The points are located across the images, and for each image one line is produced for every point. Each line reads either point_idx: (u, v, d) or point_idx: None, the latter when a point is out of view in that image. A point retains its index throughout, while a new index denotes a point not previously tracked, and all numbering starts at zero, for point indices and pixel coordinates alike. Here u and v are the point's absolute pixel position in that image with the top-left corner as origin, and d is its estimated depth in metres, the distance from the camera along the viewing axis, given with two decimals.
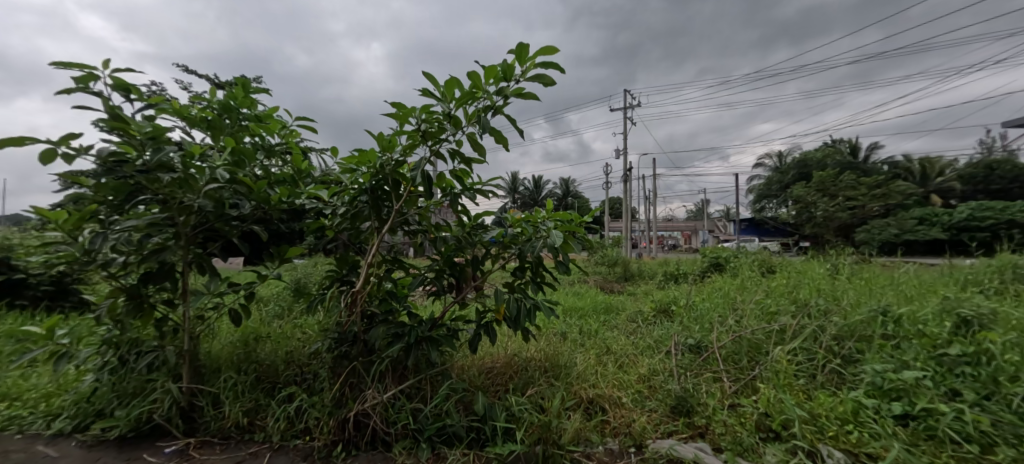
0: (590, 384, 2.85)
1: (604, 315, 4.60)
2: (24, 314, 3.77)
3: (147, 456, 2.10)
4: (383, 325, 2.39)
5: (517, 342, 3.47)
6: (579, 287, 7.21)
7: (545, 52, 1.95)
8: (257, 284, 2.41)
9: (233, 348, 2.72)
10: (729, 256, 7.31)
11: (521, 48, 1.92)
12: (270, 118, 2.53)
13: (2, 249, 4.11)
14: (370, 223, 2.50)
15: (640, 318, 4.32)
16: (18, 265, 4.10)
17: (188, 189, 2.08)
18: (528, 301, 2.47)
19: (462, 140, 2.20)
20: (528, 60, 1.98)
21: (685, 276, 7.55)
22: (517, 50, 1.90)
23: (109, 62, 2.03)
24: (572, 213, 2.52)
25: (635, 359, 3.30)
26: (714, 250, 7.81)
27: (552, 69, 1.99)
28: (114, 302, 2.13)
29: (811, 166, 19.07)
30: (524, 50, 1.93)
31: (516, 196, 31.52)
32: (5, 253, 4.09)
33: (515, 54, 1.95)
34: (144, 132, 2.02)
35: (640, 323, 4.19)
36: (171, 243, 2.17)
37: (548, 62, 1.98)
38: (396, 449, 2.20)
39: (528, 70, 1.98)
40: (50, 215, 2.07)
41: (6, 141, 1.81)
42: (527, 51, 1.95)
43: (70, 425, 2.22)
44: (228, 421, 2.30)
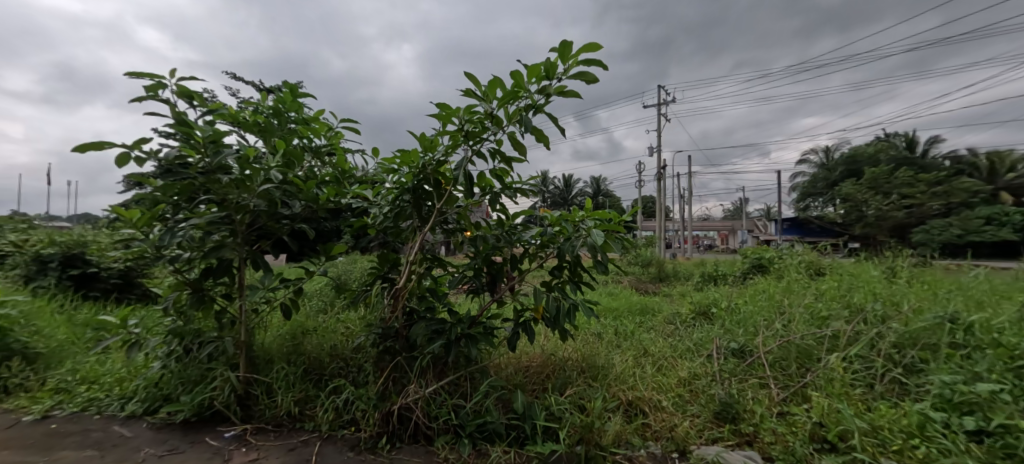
0: (629, 387, 2.81)
1: (640, 316, 4.52)
2: (96, 305, 4.06)
3: (209, 440, 2.23)
4: (423, 322, 2.47)
5: (553, 341, 3.47)
6: (611, 288, 7.11)
7: (587, 50, 2.05)
8: (306, 280, 2.51)
9: (282, 340, 2.84)
10: (771, 257, 6.98)
11: (564, 46, 2.03)
12: (317, 121, 2.64)
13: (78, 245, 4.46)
14: (411, 222, 2.57)
15: (678, 320, 4.21)
16: (91, 259, 4.42)
17: (244, 190, 2.20)
18: (566, 302, 2.55)
19: (502, 139, 2.33)
20: (571, 58, 2.09)
21: (723, 277, 7.30)
22: (561, 47, 2.02)
23: (174, 71, 2.17)
24: (610, 212, 2.62)
25: (674, 362, 3.20)
26: (756, 251, 7.51)
27: (594, 65, 2.08)
28: (179, 295, 2.28)
29: (862, 163, 17.91)
30: (567, 49, 2.06)
31: (548, 196, 31.38)
32: (80, 248, 4.43)
33: (558, 53, 2.08)
34: (206, 137, 2.18)
35: (677, 325, 4.09)
36: (228, 240, 2.30)
37: (590, 59, 2.08)
38: (438, 443, 2.27)
39: (569, 68, 2.11)
40: (125, 214, 2.23)
41: (87, 145, 1.97)
42: (569, 50, 2.06)
43: (141, 408, 2.37)
44: (281, 410, 2.40)
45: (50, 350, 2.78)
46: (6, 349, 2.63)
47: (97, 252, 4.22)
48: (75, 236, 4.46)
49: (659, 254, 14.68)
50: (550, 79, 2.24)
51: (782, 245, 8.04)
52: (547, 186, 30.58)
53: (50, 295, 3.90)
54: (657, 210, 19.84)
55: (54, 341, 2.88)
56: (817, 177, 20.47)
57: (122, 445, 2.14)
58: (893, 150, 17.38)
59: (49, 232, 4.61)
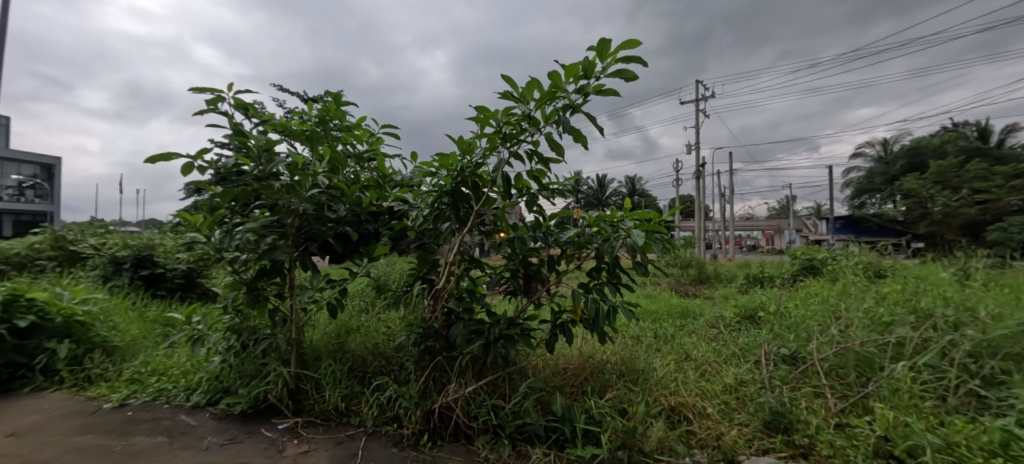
0: (671, 392, 2.73)
1: (681, 319, 4.37)
2: (163, 303, 4.37)
3: (264, 431, 2.36)
4: (462, 322, 2.51)
5: (590, 343, 3.43)
6: (649, 290, 6.93)
7: (625, 47, 2.10)
8: (350, 281, 2.61)
9: (328, 338, 2.96)
10: (824, 258, 6.56)
11: (603, 43, 2.10)
12: (360, 128, 2.72)
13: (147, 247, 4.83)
14: (450, 224, 2.62)
15: (722, 324, 4.05)
16: (158, 260, 4.78)
17: (293, 194, 2.34)
18: (606, 304, 2.57)
19: (539, 140, 2.39)
20: (609, 55, 2.15)
21: (771, 279, 6.95)
22: (599, 45, 2.09)
23: (232, 85, 2.32)
24: (649, 213, 2.62)
25: (719, 367, 3.09)
26: (807, 251, 7.11)
27: (632, 62, 2.14)
28: (237, 295, 2.43)
29: (926, 155, 16.46)
30: (605, 47, 2.12)
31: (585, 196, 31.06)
32: (149, 251, 4.80)
33: (596, 51, 2.14)
34: (260, 146, 2.32)
35: (721, 328, 3.93)
36: (280, 243, 2.43)
37: (628, 57, 2.15)
38: (478, 443, 2.31)
39: (608, 65, 2.16)
40: (189, 219, 2.41)
41: (158, 156, 2.16)
42: (607, 47, 2.13)
43: (204, 399, 2.53)
44: (329, 404, 2.50)
45: (125, 344, 3.02)
46: (89, 342, 2.89)
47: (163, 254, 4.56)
48: (145, 239, 4.84)
49: (701, 255, 14.20)
50: (588, 79, 2.31)
51: (836, 245, 7.55)
52: (584, 186, 30.30)
53: (124, 293, 4.25)
54: (699, 210, 19.20)
55: (128, 335, 3.13)
56: (876, 172, 19.09)
57: (189, 433, 2.30)
58: (957, 141, 15.58)
59: (123, 236, 5.02)
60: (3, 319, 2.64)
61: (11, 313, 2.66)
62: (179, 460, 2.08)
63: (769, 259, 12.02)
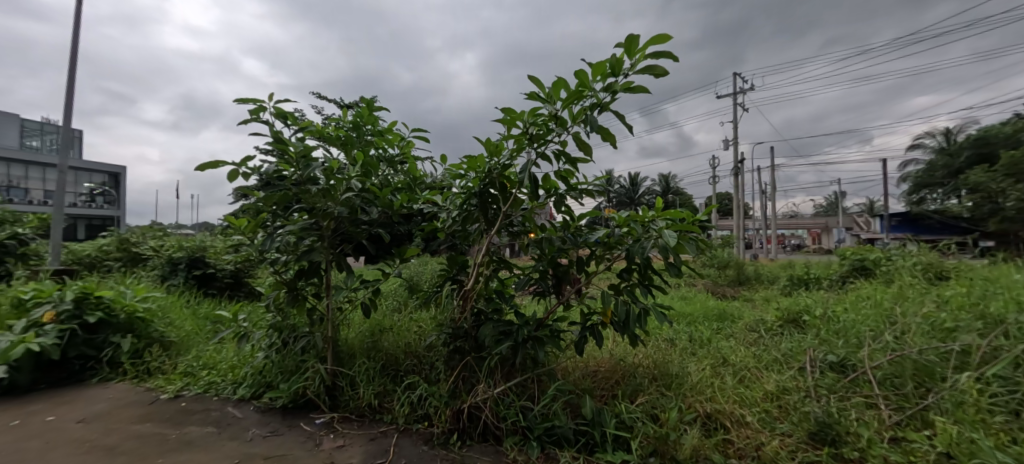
0: (707, 398, 2.64)
1: (717, 323, 4.21)
2: (213, 301, 4.66)
3: (303, 425, 2.47)
4: (491, 323, 2.53)
5: (621, 346, 3.36)
6: (685, 291, 6.71)
7: (654, 42, 2.05)
8: (383, 281, 2.69)
9: (362, 337, 3.06)
10: (878, 259, 6.12)
11: (631, 40, 2.06)
12: (391, 132, 2.79)
13: (200, 249, 5.16)
14: (479, 225, 2.65)
15: (762, 328, 3.86)
16: (210, 261, 5.10)
17: (329, 198, 2.44)
18: (637, 306, 2.53)
19: (566, 140, 2.37)
20: (637, 52, 2.11)
21: (818, 280, 6.57)
22: (627, 42, 2.05)
23: (272, 95, 2.45)
24: (682, 212, 2.54)
25: (758, 373, 2.95)
26: (858, 251, 6.66)
27: (662, 58, 2.09)
28: (278, 294, 2.56)
29: (997, 145, 15.12)
30: (633, 43, 2.08)
31: (622, 194, 30.50)
32: (201, 252, 5.13)
33: (625, 48, 2.10)
34: (299, 153, 2.44)
35: (761, 332, 3.75)
36: (317, 245, 2.53)
37: (657, 52, 2.09)
38: (507, 444, 2.33)
39: (636, 62, 2.12)
40: (235, 222, 2.57)
41: (207, 164, 2.31)
42: (636, 44, 2.09)
43: (249, 393, 2.68)
44: (362, 401, 2.59)
45: (180, 339, 3.25)
46: (149, 337, 3.15)
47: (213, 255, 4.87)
48: (198, 241, 5.18)
49: (743, 254, 13.63)
50: (616, 77, 2.27)
51: (892, 243, 7.02)
52: (621, 185, 29.77)
53: (179, 291, 4.57)
54: (741, 207, 18.46)
55: (182, 331, 3.36)
56: (938, 163, 17.52)
57: (235, 424, 2.44)
58: None
59: (179, 239, 5.40)
60: (74, 315, 2.91)
61: (82, 310, 2.94)
62: (226, 450, 2.22)
63: (817, 259, 11.36)
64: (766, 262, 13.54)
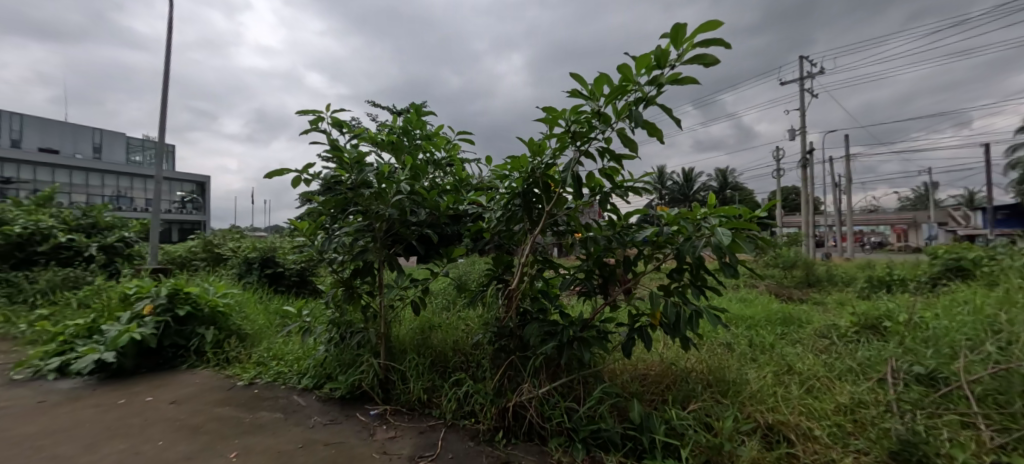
0: (769, 408, 2.46)
1: (781, 327, 3.90)
2: (282, 297, 5.07)
3: (359, 415, 2.63)
4: (536, 323, 2.53)
5: (673, 350, 3.22)
6: (744, 293, 6.28)
7: (702, 30, 1.95)
8: (431, 280, 2.79)
9: (413, 334, 3.19)
10: (979, 258, 5.38)
11: (677, 29, 1.97)
12: (438, 136, 2.88)
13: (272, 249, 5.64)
14: (523, 225, 2.66)
15: (834, 333, 3.52)
16: (280, 261, 5.55)
17: (382, 201, 2.56)
18: (688, 308, 2.41)
19: (610, 137, 2.32)
20: (685, 41, 2.01)
21: (905, 281, 5.88)
22: (673, 32, 1.97)
23: (328, 106, 2.62)
24: (739, 208, 2.39)
25: (830, 383, 2.69)
26: (953, 249, 5.89)
27: (712, 47, 1.98)
28: (336, 292, 2.75)
29: None
30: (680, 33, 1.99)
31: (685, 191, 29.17)
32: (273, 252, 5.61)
33: (671, 38, 2.02)
34: (353, 159, 2.59)
35: (834, 339, 3.42)
36: (370, 245, 2.68)
37: (707, 41, 1.99)
38: (552, 445, 2.32)
39: (684, 52, 2.02)
40: (298, 225, 2.80)
41: (273, 172, 2.53)
42: (683, 33, 1.99)
43: (311, 383, 2.89)
44: (413, 395, 2.70)
45: (254, 332, 3.57)
46: (229, 329, 3.50)
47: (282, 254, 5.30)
48: (269, 242, 5.66)
49: (814, 253, 12.55)
50: (663, 69, 2.18)
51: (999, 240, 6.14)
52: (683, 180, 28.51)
53: (254, 288, 5.02)
54: (809, 202, 17.15)
55: (255, 324, 3.69)
56: None
57: (300, 411, 2.65)
58: None
59: (254, 241, 5.94)
60: (168, 308, 3.30)
61: (174, 304, 3.33)
62: (291, 434, 2.41)
63: (901, 258, 10.19)
64: (841, 262, 12.37)
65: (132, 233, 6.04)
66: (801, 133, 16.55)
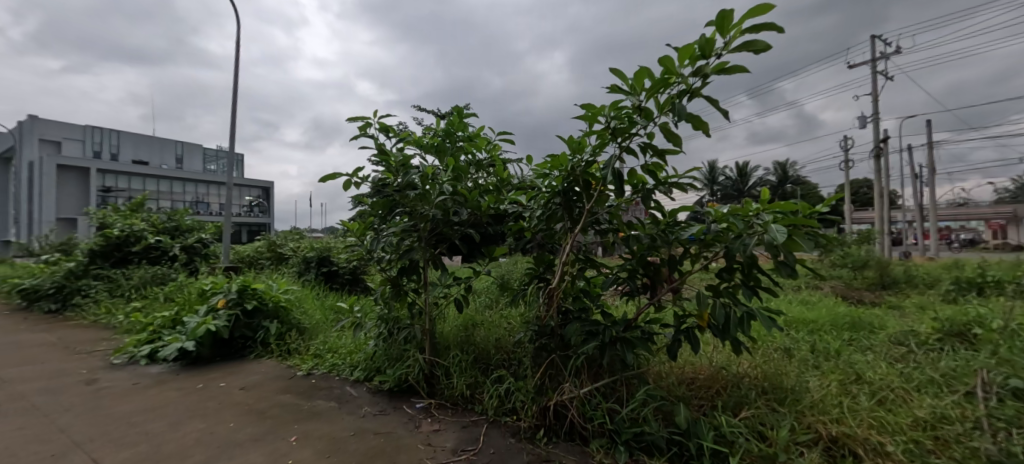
0: (832, 419, 2.27)
1: (849, 332, 3.58)
2: (338, 294, 5.38)
3: (406, 407, 2.73)
4: (577, 322, 2.50)
5: (725, 353, 3.06)
6: (806, 294, 5.83)
7: (751, 15, 1.84)
8: (474, 279, 2.85)
9: (456, 330, 3.27)
10: None
11: (723, 16, 1.87)
12: (479, 137, 2.93)
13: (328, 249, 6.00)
14: (564, 224, 2.64)
15: (912, 340, 3.19)
16: (336, 259, 5.89)
17: (426, 202, 2.65)
18: (738, 309, 2.28)
19: (652, 132, 2.24)
20: (731, 28, 1.91)
21: (1002, 283, 5.20)
22: (718, 19, 1.87)
23: (376, 112, 2.76)
24: (796, 203, 2.24)
25: (906, 395, 2.44)
26: None
27: (762, 32, 1.86)
28: (384, 289, 2.90)
29: None
30: (726, 20, 1.89)
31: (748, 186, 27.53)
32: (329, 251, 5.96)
33: (716, 26, 1.92)
34: (398, 162, 2.71)
35: (912, 346, 3.09)
36: (416, 245, 2.78)
37: (756, 26, 1.87)
38: (593, 446, 2.28)
39: (731, 39, 1.92)
40: (349, 226, 2.99)
41: (327, 176, 2.71)
42: (729, 20, 1.89)
43: (363, 375, 3.04)
44: (456, 391, 2.77)
45: (312, 326, 3.82)
46: (289, 323, 3.78)
47: (338, 253, 5.63)
48: (325, 242, 6.02)
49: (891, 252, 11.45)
50: (708, 58, 2.08)
51: None
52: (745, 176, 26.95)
53: (312, 285, 5.37)
54: (881, 197, 15.69)
55: (313, 318, 3.95)
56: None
57: (352, 401, 2.80)
58: None
59: (313, 241, 6.36)
60: (239, 302, 3.63)
61: (244, 298, 3.66)
62: (344, 422, 2.56)
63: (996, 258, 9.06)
64: (923, 261, 11.20)
65: (208, 234, 6.66)
66: (875, 119, 15.08)
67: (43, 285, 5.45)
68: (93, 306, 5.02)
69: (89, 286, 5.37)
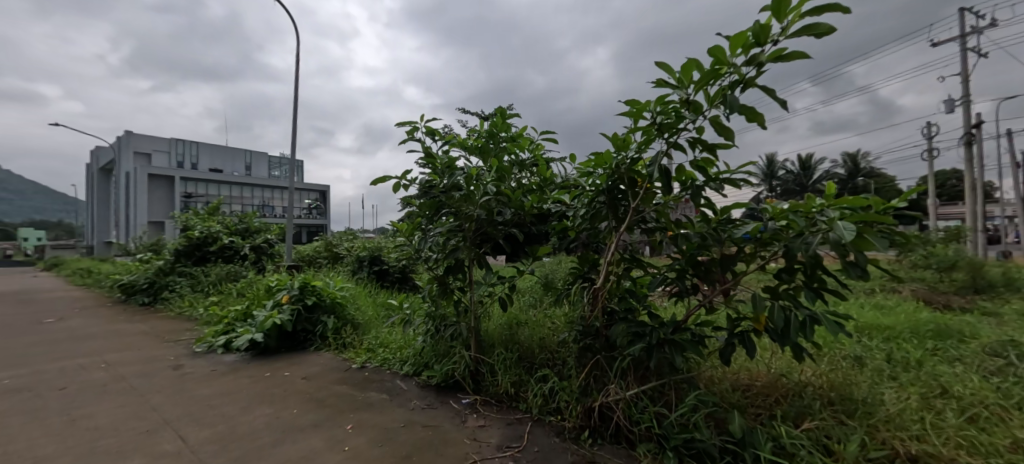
0: (912, 436, 2.05)
1: (932, 341, 3.23)
2: (390, 291, 5.62)
3: (453, 402, 2.81)
4: (623, 322, 2.43)
5: (785, 360, 2.86)
6: (880, 297, 5.33)
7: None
8: (518, 278, 2.89)
9: (501, 329, 3.30)
10: None
11: (780, 0, 1.75)
12: (522, 137, 2.93)
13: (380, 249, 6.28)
14: (608, 223, 2.58)
15: (1011, 351, 2.82)
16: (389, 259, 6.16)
17: (471, 202, 2.70)
18: (800, 313, 2.11)
19: (702, 126, 2.14)
20: (789, 13, 1.78)
21: None
22: (774, 4, 1.75)
23: (422, 116, 2.85)
24: (867, 198, 2.00)
25: (1004, 413, 2.16)
26: None
27: (825, 14, 1.72)
28: (432, 287, 2.99)
29: None
30: (783, 4, 1.76)
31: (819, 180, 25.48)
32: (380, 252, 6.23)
33: (772, 12, 1.80)
34: (444, 164, 2.78)
35: (1011, 358, 2.74)
36: (461, 245, 2.84)
37: (818, 8, 1.73)
38: (639, 450, 2.22)
39: (788, 25, 1.79)
40: (398, 226, 3.12)
41: (378, 179, 2.84)
42: (787, 4, 1.76)
43: (412, 370, 3.16)
44: (501, 388, 2.80)
45: (366, 321, 4.02)
46: (345, 318, 4.01)
47: (390, 252, 5.89)
48: (377, 243, 6.30)
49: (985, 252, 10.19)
50: (763, 45, 1.95)
51: None
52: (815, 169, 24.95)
53: (365, 283, 5.64)
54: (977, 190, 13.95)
55: (367, 314, 4.15)
56: None
57: (402, 394, 2.92)
58: None
59: (369, 241, 6.69)
60: (300, 298, 3.91)
61: (305, 294, 3.92)
62: (395, 414, 2.67)
63: None
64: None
65: (274, 235, 7.19)
66: (966, 104, 13.42)
67: (137, 281, 6.14)
68: (178, 300, 5.58)
69: (175, 282, 5.99)
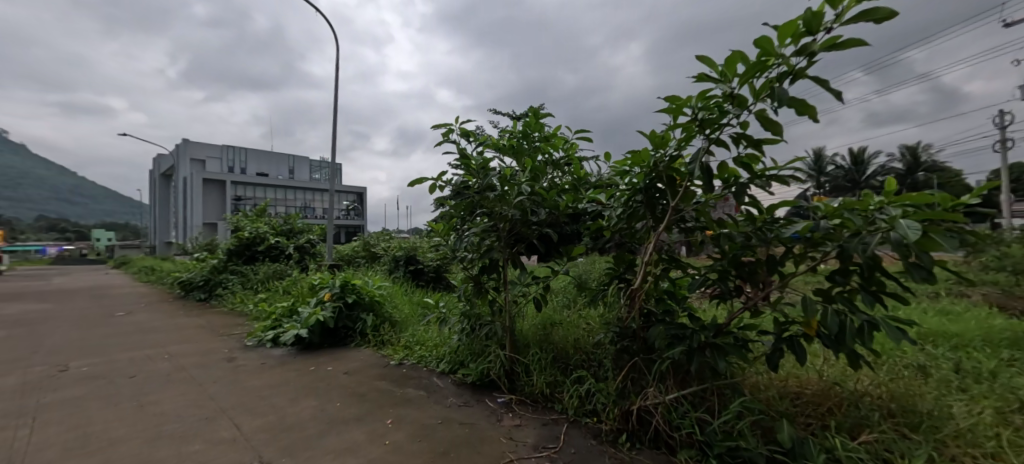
0: (986, 454, 1.87)
1: (1007, 349, 2.95)
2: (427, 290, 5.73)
3: (489, 401, 2.82)
4: (661, 325, 2.35)
5: (838, 367, 2.69)
6: (944, 301, 4.92)
7: None
8: (552, 278, 2.87)
9: (535, 329, 3.29)
10: None
11: None
12: (556, 136, 2.87)
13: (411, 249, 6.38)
14: (646, 223, 2.50)
15: None
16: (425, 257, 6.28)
17: (505, 202, 2.70)
18: (856, 318, 1.97)
19: (746, 121, 2.03)
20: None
21: None
22: None
23: (456, 117, 2.86)
24: (933, 195, 1.84)
25: None
26: None
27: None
28: (467, 287, 3.02)
29: None
30: None
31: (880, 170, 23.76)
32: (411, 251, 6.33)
33: None
34: (478, 164, 2.79)
35: None
36: (496, 245, 2.84)
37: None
38: (680, 456, 2.15)
39: (843, 10, 1.66)
40: (433, 226, 3.16)
41: (414, 181, 2.88)
42: None
43: (449, 368, 3.20)
44: (537, 388, 2.79)
45: (403, 319, 4.12)
46: (383, 315, 4.11)
47: (427, 251, 6.00)
48: (411, 243, 6.43)
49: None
50: (815, 34, 1.82)
51: None
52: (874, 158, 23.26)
53: (401, 282, 5.77)
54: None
55: (404, 312, 4.25)
56: None
57: (439, 391, 2.96)
58: None
59: (406, 240, 6.84)
60: (342, 295, 4.05)
61: (346, 292, 4.06)
62: (433, 410, 2.71)
63: None
64: None
65: (315, 235, 7.48)
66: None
67: (194, 278, 6.55)
68: (230, 296, 5.91)
69: (228, 279, 6.35)
